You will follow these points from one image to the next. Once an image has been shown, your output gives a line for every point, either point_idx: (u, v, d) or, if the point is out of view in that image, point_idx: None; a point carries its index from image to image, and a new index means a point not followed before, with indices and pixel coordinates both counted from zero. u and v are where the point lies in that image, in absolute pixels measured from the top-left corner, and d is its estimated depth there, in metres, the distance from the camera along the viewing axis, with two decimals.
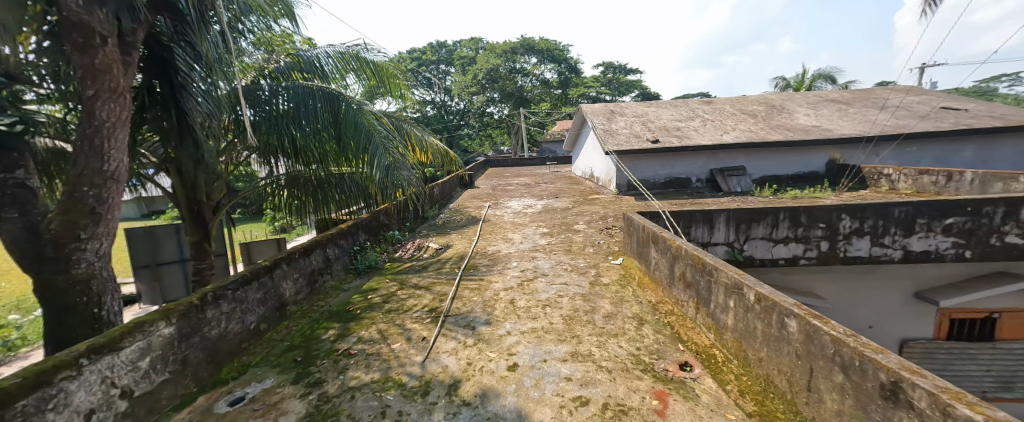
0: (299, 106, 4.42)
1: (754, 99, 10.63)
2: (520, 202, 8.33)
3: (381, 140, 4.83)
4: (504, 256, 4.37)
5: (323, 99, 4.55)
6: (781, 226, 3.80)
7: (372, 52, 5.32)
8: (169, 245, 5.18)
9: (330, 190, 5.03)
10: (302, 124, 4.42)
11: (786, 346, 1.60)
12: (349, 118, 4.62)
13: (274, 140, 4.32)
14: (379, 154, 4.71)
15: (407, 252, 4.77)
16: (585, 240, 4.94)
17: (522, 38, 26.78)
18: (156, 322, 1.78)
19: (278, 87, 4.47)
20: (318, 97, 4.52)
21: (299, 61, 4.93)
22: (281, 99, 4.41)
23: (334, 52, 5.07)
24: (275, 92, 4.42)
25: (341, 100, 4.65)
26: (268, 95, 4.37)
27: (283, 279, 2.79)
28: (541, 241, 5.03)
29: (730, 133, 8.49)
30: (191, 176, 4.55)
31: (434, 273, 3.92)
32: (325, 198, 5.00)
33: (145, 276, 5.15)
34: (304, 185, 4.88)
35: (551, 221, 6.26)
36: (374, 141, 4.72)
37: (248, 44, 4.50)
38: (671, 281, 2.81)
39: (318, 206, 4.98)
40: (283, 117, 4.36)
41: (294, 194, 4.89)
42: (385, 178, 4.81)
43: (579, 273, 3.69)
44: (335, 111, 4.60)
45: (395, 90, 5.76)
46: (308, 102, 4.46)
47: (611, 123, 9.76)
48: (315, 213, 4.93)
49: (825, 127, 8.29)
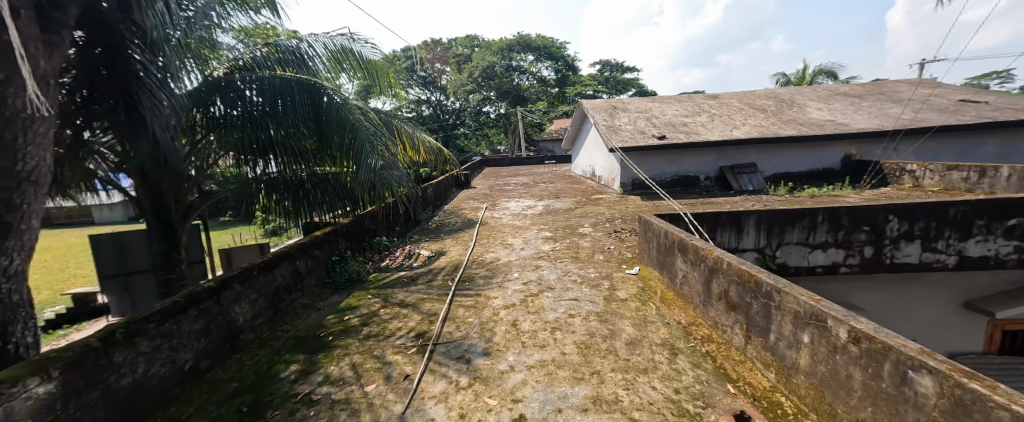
0: (276, 99, 3.88)
1: (762, 93, 10.22)
2: (519, 204, 7.84)
3: (369, 139, 4.32)
4: (503, 265, 3.89)
5: (302, 91, 4.01)
6: (819, 229, 3.35)
7: (357, 42, 4.76)
8: (133, 254, 4.59)
9: (313, 193, 4.51)
10: (279, 120, 3.90)
11: (913, 412, 1.12)
12: (334, 116, 4.11)
13: (247, 139, 3.79)
14: (366, 155, 4.21)
15: (396, 261, 4.24)
16: (594, 245, 4.46)
17: (519, 35, 26.28)
18: (24, 380, 1.23)
19: (251, 78, 3.92)
20: (296, 88, 3.97)
21: (277, 52, 4.36)
22: (253, 90, 3.86)
23: (321, 43, 4.53)
24: (248, 83, 3.88)
25: (324, 94, 4.13)
26: (241, 87, 3.84)
27: (236, 302, 2.28)
28: (545, 247, 4.54)
29: (740, 129, 8.05)
30: (154, 179, 3.97)
31: (425, 287, 3.40)
32: (307, 203, 4.47)
33: (114, 287, 4.62)
34: (284, 188, 4.34)
35: (553, 224, 5.77)
36: (362, 140, 4.20)
37: (218, 30, 3.93)
38: (706, 299, 2.34)
39: (299, 212, 4.45)
40: (258, 113, 3.82)
41: (271, 198, 4.34)
42: (372, 180, 4.30)
43: (589, 286, 3.21)
44: (317, 107, 4.09)
45: (387, 85, 5.22)
46: (285, 95, 3.91)
47: (615, 119, 9.31)
48: (296, 219, 4.39)
49: (840, 121, 7.85)
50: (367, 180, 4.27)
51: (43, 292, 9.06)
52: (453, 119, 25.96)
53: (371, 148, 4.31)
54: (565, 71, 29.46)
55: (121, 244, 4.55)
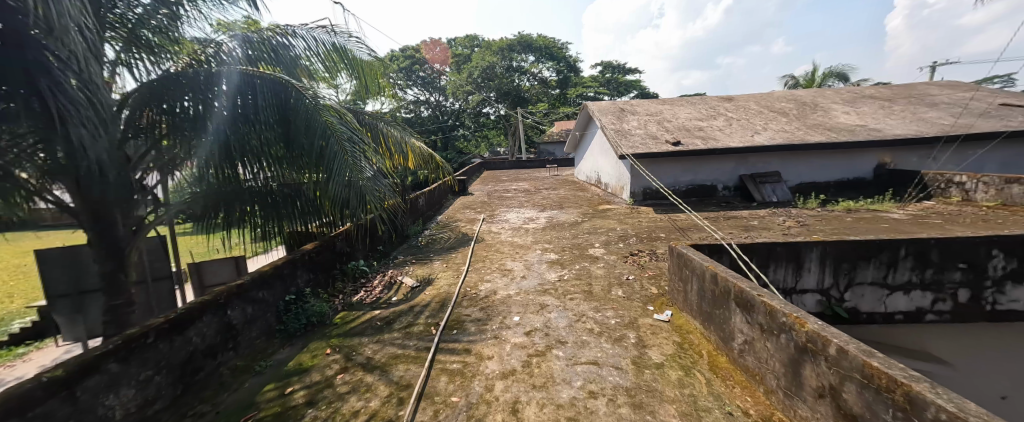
0: (236, 99, 3.13)
1: (781, 95, 9.53)
2: (519, 215, 7.13)
3: (348, 147, 3.58)
4: (500, 302, 3.18)
5: (267, 90, 3.26)
6: (901, 267, 2.66)
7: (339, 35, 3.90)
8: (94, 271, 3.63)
9: (281, 207, 3.73)
10: (240, 124, 3.16)
11: None
12: (305, 121, 3.36)
13: (203, 148, 3.04)
14: (343, 167, 3.45)
15: (372, 294, 3.52)
16: (608, 274, 3.75)
17: (519, 35, 25.62)
18: None
19: (208, 70, 3.12)
20: (260, 87, 3.22)
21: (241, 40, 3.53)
22: (209, 86, 3.06)
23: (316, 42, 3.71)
24: (202, 76, 3.08)
25: (294, 93, 3.38)
26: (200, 85, 3.05)
27: (109, 390, 1.55)
28: (550, 275, 3.82)
29: (762, 134, 7.36)
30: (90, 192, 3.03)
31: (401, 337, 2.68)
32: (275, 219, 3.68)
33: (67, 307, 3.61)
34: (248, 201, 3.54)
35: (559, 242, 5.06)
36: (338, 149, 3.44)
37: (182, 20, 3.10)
38: (792, 387, 1.62)
39: (265, 230, 3.66)
40: (213, 117, 3.05)
41: (231, 217, 3.51)
42: (350, 197, 3.54)
43: (610, 339, 2.49)
44: (286, 109, 3.36)
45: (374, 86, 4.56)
46: (246, 95, 3.16)
47: (623, 122, 8.61)
48: (260, 242, 3.58)
49: (873, 127, 7.16)
50: (342, 196, 3.53)
51: (11, 302, 8.40)
52: (452, 120, 25.28)
53: (352, 159, 3.57)
54: (566, 72, 28.83)
55: (78, 258, 3.55)
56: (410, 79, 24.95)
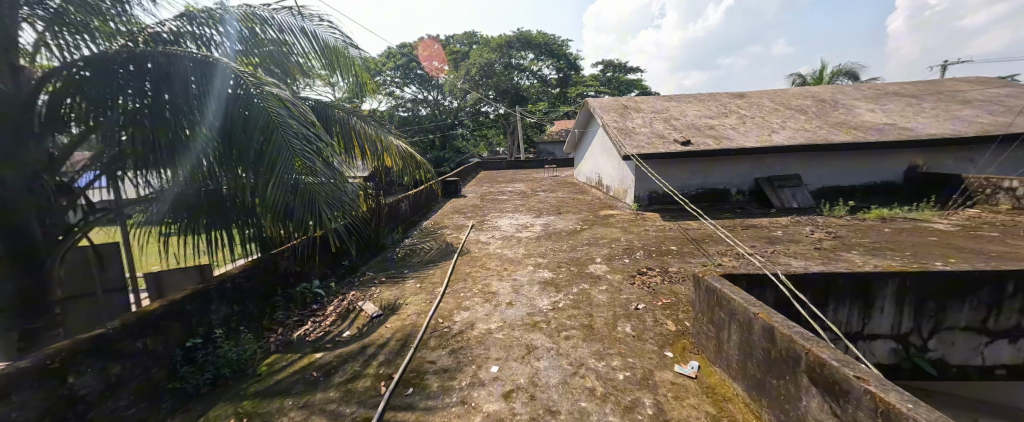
0: (159, 87, 2.32)
1: (796, 92, 8.86)
2: (513, 221, 6.46)
3: (304, 143, 2.74)
4: (477, 343, 2.50)
5: (196, 74, 2.41)
6: (1009, 308, 2.00)
7: (311, 21, 3.49)
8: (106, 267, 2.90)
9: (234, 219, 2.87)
10: (164, 122, 2.32)
11: None
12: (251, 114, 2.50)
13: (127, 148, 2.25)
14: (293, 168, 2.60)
15: (320, 327, 2.83)
16: (612, 301, 3.08)
17: (519, 32, 24.98)
18: None
19: (126, 52, 2.35)
20: (188, 70, 2.39)
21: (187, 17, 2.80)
22: (127, 73, 2.28)
23: (289, 30, 3.27)
24: (117, 57, 2.30)
25: (235, 78, 2.54)
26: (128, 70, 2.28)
27: None
28: (543, 302, 3.14)
29: (780, 133, 6.69)
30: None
31: (336, 399, 1.97)
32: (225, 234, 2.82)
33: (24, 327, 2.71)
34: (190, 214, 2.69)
35: (554, 256, 4.39)
36: (286, 146, 2.58)
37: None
38: None
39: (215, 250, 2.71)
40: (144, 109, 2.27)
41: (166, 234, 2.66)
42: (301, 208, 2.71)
43: (618, 409, 1.79)
44: (219, 100, 2.46)
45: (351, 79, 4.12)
46: (168, 83, 2.35)
47: (627, 120, 7.94)
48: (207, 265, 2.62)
49: (903, 126, 6.49)
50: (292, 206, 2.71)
51: None
52: (450, 120, 24.68)
53: (309, 159, 2.73)
54: (567, 70, 28.17)
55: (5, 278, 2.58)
56: (409, 77, 24.55)
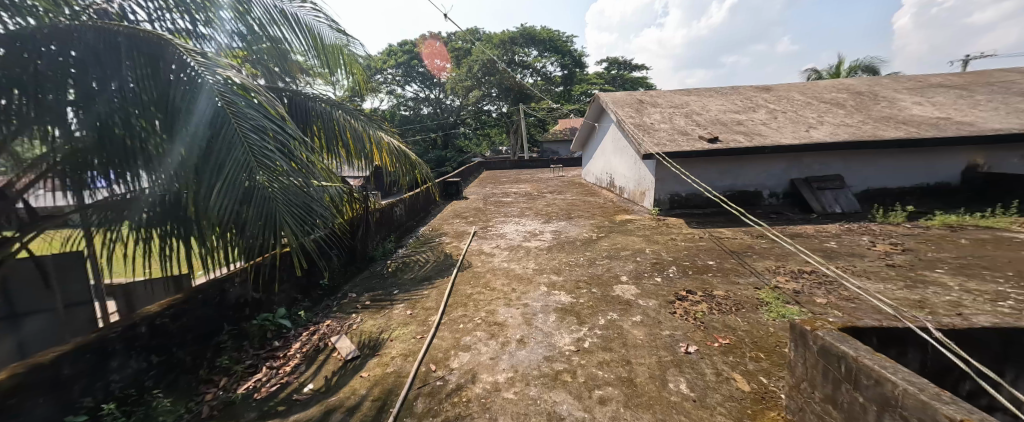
0: (88, 70, 1.85)
1: (828, 85, 8.13)
2: (519, 228, 5.80)
3: (264, 137, 2.17)
4: (480, 410, 1.82)
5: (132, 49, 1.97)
6: None
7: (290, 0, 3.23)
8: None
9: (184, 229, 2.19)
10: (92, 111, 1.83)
11: None
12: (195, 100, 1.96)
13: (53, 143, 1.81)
14: (245, 166, 1.99)
15: (276, 377, 2.17)
16: (653, 339, 2.40)
17: (523, 28, 24.31)
18: None
19: (50, 27, 1.86)
20: (124, 47, 1.94)
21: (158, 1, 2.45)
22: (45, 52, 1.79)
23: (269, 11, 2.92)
24: (37, 32, 1.81)
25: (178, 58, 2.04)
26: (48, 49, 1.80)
27: None
28: (563, 340, 2.47)
29: (819, 129, 5.97)
30: None
31: None
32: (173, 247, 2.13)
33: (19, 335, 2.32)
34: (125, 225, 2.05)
35: (570, 273, 3.72)
36: (238, 139, 2.02)
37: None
38: None
39: (172, 261, 2.16)
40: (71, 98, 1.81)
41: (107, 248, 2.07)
42: (252, 220, 2.04)
43: None
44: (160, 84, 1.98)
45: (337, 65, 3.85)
46: (100, 65, 1.87)
47: (644, 115, 7.25)
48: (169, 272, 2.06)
49: (960, 120, 5.76)
50: (242, 218, 2.06)
51: None
52: (452, 118, 24.07)
53: (269, 155, 2.12)
54: (572, 67, 27.45)
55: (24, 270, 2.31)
56: (410, 75, 24.24)
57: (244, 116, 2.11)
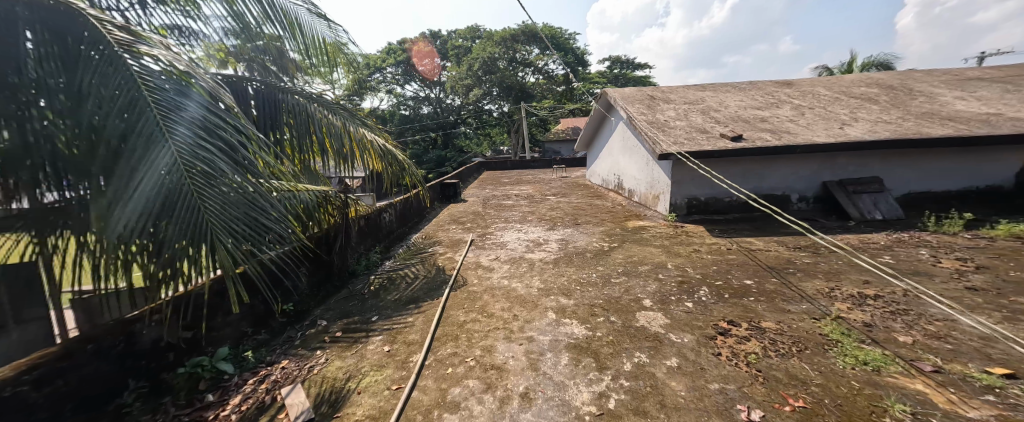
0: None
1: (855, 79, 7.53)
2: (521, 236, 5.22)
3: (199, 133, 1.72)
4: None
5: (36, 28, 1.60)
6: None
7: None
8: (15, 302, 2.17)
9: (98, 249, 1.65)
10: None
11: None
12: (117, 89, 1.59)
13: None
14: (162, 166, 1.51)
15: None
16: (698, 397, 1.82)
17: (524, 25, 23.72)
18: None
19: None
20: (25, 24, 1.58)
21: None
22: None
23: None
24: None
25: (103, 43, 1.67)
26: None
27: None
28: (580, 395, 1.89)
29: (854, 125, 5.38)
30: None
31: None
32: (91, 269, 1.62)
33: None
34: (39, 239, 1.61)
35: (582, 295, 3.14)
36: (159, 133, 1.57)
37: None
38: None
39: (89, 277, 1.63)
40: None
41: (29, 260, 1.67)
42: (169, 238, 1.50)
43: None
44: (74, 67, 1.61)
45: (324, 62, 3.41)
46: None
47: (656, 112, 6.67)
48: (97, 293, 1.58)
49: (1013, 115, 5.16)
50: (156, 236, 1.51)
51: None
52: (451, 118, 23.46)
53: (202, 152, 1.65)
54: (575, 66, 26.86)
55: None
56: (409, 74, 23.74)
57: (172, 107, 1.68)
